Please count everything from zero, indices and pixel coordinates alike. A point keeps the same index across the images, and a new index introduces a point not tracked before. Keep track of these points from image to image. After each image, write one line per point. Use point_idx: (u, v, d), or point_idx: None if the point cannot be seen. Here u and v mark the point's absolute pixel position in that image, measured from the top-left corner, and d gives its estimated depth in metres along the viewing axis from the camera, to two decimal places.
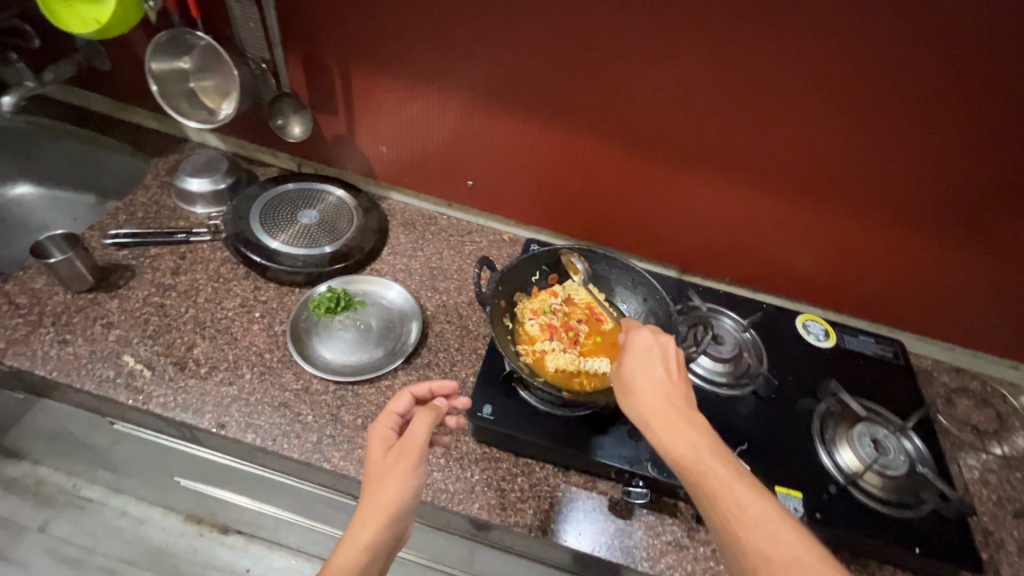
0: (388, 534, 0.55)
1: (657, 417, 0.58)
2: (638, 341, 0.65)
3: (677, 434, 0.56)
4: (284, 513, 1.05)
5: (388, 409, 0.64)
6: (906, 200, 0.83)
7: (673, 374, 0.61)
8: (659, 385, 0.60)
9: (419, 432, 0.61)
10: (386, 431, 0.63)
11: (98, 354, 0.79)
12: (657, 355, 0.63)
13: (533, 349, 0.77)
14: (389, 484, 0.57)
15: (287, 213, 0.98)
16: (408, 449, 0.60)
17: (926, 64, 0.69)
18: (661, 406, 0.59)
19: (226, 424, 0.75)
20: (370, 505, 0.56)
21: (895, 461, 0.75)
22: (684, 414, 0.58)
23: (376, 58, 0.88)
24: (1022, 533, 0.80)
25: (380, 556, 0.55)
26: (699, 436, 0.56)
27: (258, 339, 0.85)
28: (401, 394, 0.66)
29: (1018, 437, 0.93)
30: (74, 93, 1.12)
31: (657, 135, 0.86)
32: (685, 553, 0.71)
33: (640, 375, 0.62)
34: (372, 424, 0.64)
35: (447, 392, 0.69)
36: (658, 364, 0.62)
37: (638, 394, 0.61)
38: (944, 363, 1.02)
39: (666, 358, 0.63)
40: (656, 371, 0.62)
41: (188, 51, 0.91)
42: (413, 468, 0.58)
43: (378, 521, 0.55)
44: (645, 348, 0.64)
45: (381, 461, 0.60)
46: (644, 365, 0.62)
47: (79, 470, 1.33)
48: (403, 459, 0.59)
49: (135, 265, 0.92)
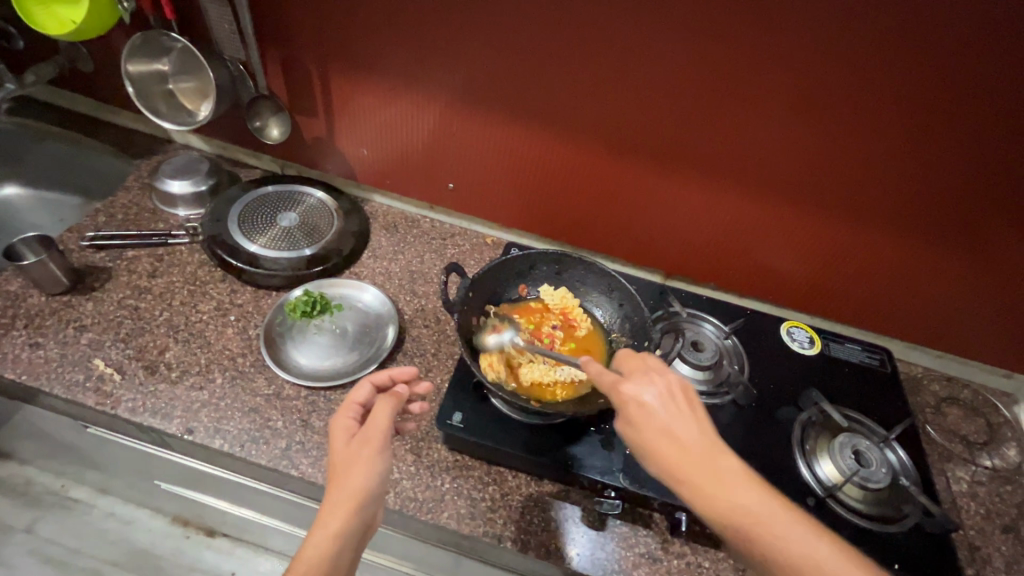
0: (358, 522, 0.55)
1: (692, 485, 0.51)
2: (633, 397, 0.56)
3: (721, 500, 0.50)
4: (264, 518, 1.04)
5: (348, 400, 0.63)
6: (894, 209, 0.81)
7: (683, 422, 0.54)
8: (677, 445, 0.53)
9: (381, 419, 0.60)
10: (347, 421, 0.61)
11: (69, 358, 0.79)
12: (658, 405, 0.56)
13: (511, 365, 0.75)
14: (354, 473, 0.56)
15: (266, 215, 0.98)
16: (371, 437, 0.59)
17: (908, 67, 0.67)
18: (691, 467, 0.51)
19: (195, 429, 0.74)
20: (335, 495, 0.55)
21: (876, 473, 0.73)
22: (719, 468, 0.51)
23: (353, 60, 0.88)
24: (1009, 549, 0.78)
25: (350, 544, 0.54)
26: (744, 492, 0.50)
27: (231, 343, 0.84)
28: (361, 385, 0.64)
29: (1010, 448, 0.90)
30: (58, 94, 1.12)
31: (636, 137, 0.85)
32: (658, 566, 0.70)
33: (653, 437, 0.54)
34: (332, 418, 0.62)
35: (407, 378, 0.68)
36: (665, 416, 0.55)
37: (661, 460, 0.53)
38: (935, 372, 1.00)
39: (671, 405, 0.56)
40: (666, 425, 0.54)
41: (165, 53, 0.90)
42: (376, 455, 0.58)
43: (345, 511, 0.54)
44: (643, 401, 0.56)
45: (345, 452, 0.59)
46: (651, 424, 0.54)
47: (65, 471, 1.32)
48: (367, 447, 0.58)
49: (112, 268, 0.91)
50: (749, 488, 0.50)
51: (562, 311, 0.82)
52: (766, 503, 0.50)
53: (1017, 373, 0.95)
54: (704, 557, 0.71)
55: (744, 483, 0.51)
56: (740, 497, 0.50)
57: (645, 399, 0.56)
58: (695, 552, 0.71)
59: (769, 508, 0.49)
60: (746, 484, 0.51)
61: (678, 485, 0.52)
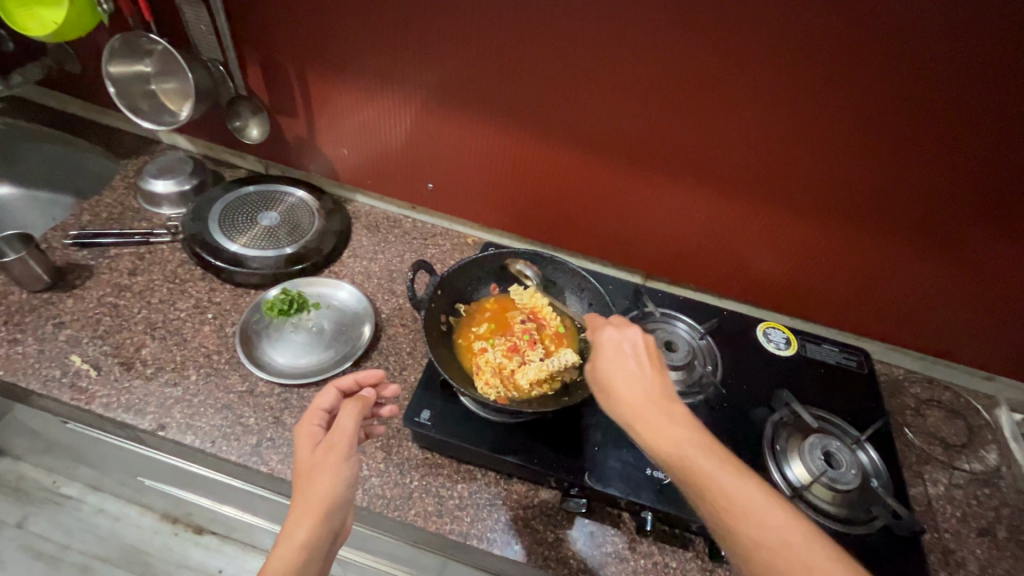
0: (325, 529, 0.54)
1: (639, 418, 0.55)
2: (607, 340, 0.61)
3: (661, 434, 0.53)
4: (246, 515, 1.05)
5: (312, 406, 0.63)
6: (869, 212, 0.81)
7: (648, 368, 0.58)
8: (635, 383, 0.57)
9: (347, 424, 0.60)
10: (312, 428, 0.61)
11: (47, 354, 0.80)
12: (628, 351, 0.60)
13: (506, 380, 0.73)
14: (319, 481, 0.56)
15: (247, 215, 0.98)
16: (336, 442, 0.58)
17: (873, 70, 0.67)
18: (643, 405, 0.55)
19: (167, 425, 0.75)
20: (302, 504, 0.55)
21: (846, 475, 0.73)
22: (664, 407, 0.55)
23: (329, 62, 0.89)
24: (985, 552, 0.77)
25: (319, 553, 0.54)
26: (687, 433, 0.53)
27: (208, 340, 0.85)
28: (325, 391, 0.64)
29: (989, 451, 0.89)
30: (50, 95, 1.14)
31: (609, 138, 0.85)
32: (625, 565, 0.70)
33: (616, 373, 0.58)
34: (297, 424, 0.62)
35: (374, 381, 0.68)
36: (631, 360, 0.59)
37: (617, 394, 0.57)
38: (916, 374, 0.99)
39: (641, 353, 0.60)
40: (630, 367, 0.58)
41: (146, 54, 0.91)
42: (343, 460, 0.58)
43: (312, 520, 0.54)
44: (616, 344, 0.61)
45: (310, 459, 0.58)
46: (617, 363, 0.59)
47: (57, 467, 1.32)
48: (333, 452, 0.58)
49: (93, 265, 0.92)
50: (692, 431, 0.53)
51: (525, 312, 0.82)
52: (706, 446, 0.52)
53: (998, 375, 0.95)
54: (671, 556, 0.71)
55: (690, 427, 0.54)
56: (682, 437, 0.53)
57: (619, 344, 0.61)
58: (663, 552, 0.71)
59: (707, 450, 0.52)
60: (691, 427, 0.54)
61: (627, 417, 0.56)
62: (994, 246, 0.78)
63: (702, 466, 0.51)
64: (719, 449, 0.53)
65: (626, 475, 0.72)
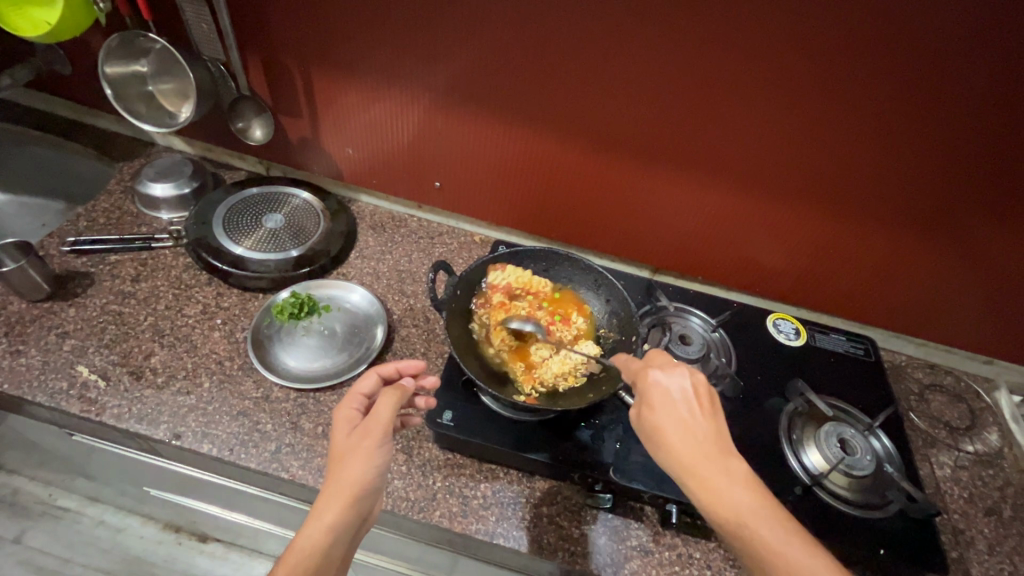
0: (353, 513, 0.54)
1: (698, 479, 0.51)
2: (654, 383, 0.58)
3: (719, 495, 0.50)
4: (257, 521, 1.03)
5: (353, 390, 0.63)
6: (877, 206, 0.82)
7: (702, 417, 0.55)
8: (690, 436, 0.53)
9: (384, 411, 0.59)
10: (350, 412, 0.60)
11: (52, 365, 0.78)
12: (678, 397, 0.56)
13: (529, 366, 0.75)
14: (353, 465, 0.55)
15: (251, 218, 0.97)
16: (372, 428, 0.58)
17: (886, 60, 0.67)
18: (699, 462, 0.52)
19: (182, 434, 0.74)
20: (332, 487, 0.54)
21: (861, 461, 0.75)
22: (724, 465, 0.52)
23: (334, 60, 0.87)
24: (992, 532, 0.80)
25: (344, 536, 0.53)
26: (745, 494, 0.50)
27: (218, 346, 0.84)
28: (367, 375, 0.64)
29: (991, 433, 0.92)
30: (37, 98, 1.10)
31: (620, 131, 0.84)
32: (650, 559, 0.70)
33: (666, 424, 0.54)
34: (337, 406, 0.62)
35: (415, 371, 0.67)
36: (684, 408, 0.55)
37: (670, 449, 0.53)
38: (918, 360, 1.02)
39: (693, 398, 0.56)
40: (684, 417, 0.55)
41: (143, 54, 0.89)
42: (377, 447, 0.57)
43: (341, 503, 0.53)
44: (663, 390, 0.57)
45: (345, 442, 0.58)
46: (664, 411, 0.55)
47: (54, 478, 1.28)
48: (367, 439, 0.57)
49: (94, 273, 0.90)
50: (752, 495, 0.50)
51: (540, 293, 0.83)
52: (766, 511, 0.49)
53: (997, 359, 0.97)
54: (695, 548, 0.72)
55: (750, 489, 0.51)
56: (744, 501, 0.50)
57: (667, 387, 0.57)
58: (686, 543, 0.72)
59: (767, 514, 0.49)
60: (750, 488, 0.51)
61: (684, 476, 0.52)
62: (998, 232, 0.80)
63: (762, 536, 0.48)
64: (777, 510, 0.50)
65: (649, 469, 0.72)
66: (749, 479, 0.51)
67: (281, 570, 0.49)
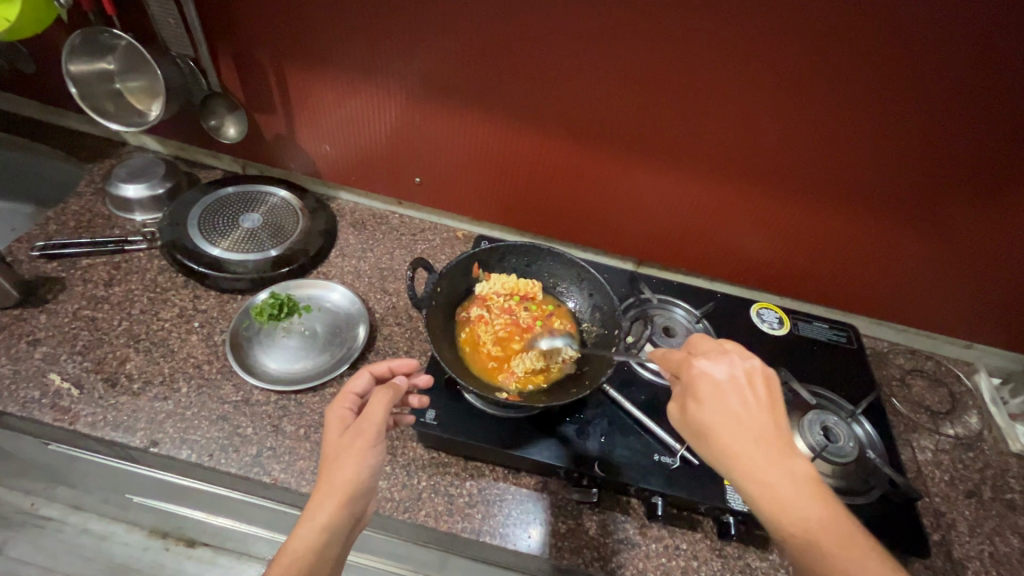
0: (346, 514, 0.53)
1: (748, 472, 0.50)
2: (701, 374, 0.56)
3: (771, 489, 0.48)
4: (243, 525, 1.01)
5: (345, 389, 0.61)
6: (865, 193, 0.82)
7: (754, 407, 0.54)
8: (740, 428, 0.52)
9: (378, 411, 0.57)
10: (342, 411, 0.59)
11: (22, 374, 0.76)
12: (728, 386, 0.55)
13: (502, 366, 0.75)
14: (346, 465, 0.54)
15: (228, 218, 0.95)
16: (365, 428, 0.56)
17: (867, 47, 0.67)
18: (750, 455, 0.50)
19: (160, 441, 0.72)
20: (325, 487, 0.53)
21: (844, 448, 0.76)
22: (776, 457, 0.50)
23: (308, 55, 0.85)
24: (973, 513, 0.81)
25: (339, 536, 0.52)
26: (799, 490, 0.48)
27: (196, 350, 0.82)
28: (359, 374, 0.63)
29: (971, 416, 0.94)
30: (3, 98, 1.07)
31: (601, 122, 0.83)
32: (637, 551, 0.70)
33: (714, 415, 0.53)
34: (328, 406, 0.60)
35: (407, 369, 0.67)
36: (734, 398, 0.54)
37: (717, 441, 0.52)
38: (899, 346, 1.03)
39: (743, 388, 0.55)
40: (734, 409, 0.53)
41: (109, 51, 0.86)
42: (370, 447, 0.55)
43: (334, 503, 0.52)
44: (711, 381, 0.56)
45: (337, 442, 0.56)
46: (714, 401, 0.54)
47: (33, 487, 1.25)
48: (361, 438, 0.56)
49: (65, 277, 0.88)
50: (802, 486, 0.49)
51: (527, 295, 0.82)
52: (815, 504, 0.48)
53: (976, 343, 0.99)
54: (681, 539, 0.72)
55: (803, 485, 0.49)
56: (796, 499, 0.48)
57: (714, 377, 0.56)
58: (673, 535, 0.72)
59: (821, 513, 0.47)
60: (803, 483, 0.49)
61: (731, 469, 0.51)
62: (978, 219, 0.80)
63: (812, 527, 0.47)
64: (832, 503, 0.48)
65: (635, 462, 0.72)
66: (804, 475, 0.50)
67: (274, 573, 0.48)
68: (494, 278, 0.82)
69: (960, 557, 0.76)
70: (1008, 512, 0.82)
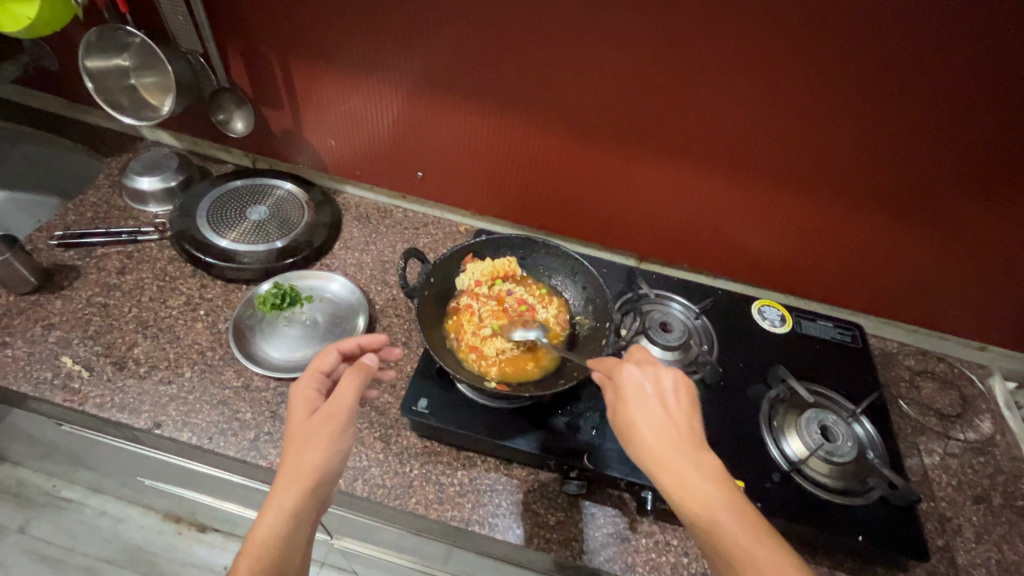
0: (314, 499, 0.53)
1: (666, 470, 0.51)
2: (629, 377, 0.58)
3: (688, 489, 0.49)
4: (248, 511, 1.03)
5: (311, 367, 0.62)
6: (866, 190, 0.80)
7: (676, 411, 0.55)
8: (662, 432, 0.53)
9: (347, 396, 0.58)
10: (310, 391, 0.60)
11: (36, 356, 0.79)
12: (651, 389, 0.57)
13: (486, 357, 0.75)
14: (314, 450, 0.54)
15: (236, 209, 0.98)
16: (334, 412, 0.57)
17: (864, 40, 0.65)
18: (669, 455, 0.52)
19: (163, 423, 0.74)
20: (291, 472, 0.53)
21: (842, 447, 0.74)
22: (694, 457, 0.51)
23: (311, 51, 0.87)
24: (981, 519, 0.78)
25: (307, 521, 0.52)
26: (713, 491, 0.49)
27: (201, 337, 0.85)
28: (326, 352, 0.64)
29: (983, 420, 0.90)
30: (30, 95, 1.12)
31: (597, 115, 0.83)
32: (627, 546, 0.70)
33: (641, 419, 0.54)
34: (294, 383, 0.61)
35: (375, 346, 0.69)
36: (656, 403, 0.55)
37: (643, 444, 0.53)
38: (910, 347, 1.00)
39: (663, 392, 0.56)
40: (656, 411, 0.55)
41: (124, 48, 0.89)
42: (339, 431, 0.56)
43: (300, 488, 0.52)
44: (637, 383, 0.57)
45: (304, 425, 0.57)
46: (642, 405, 0.55)
47: (56, 469, 1.30)
48: (330, 422, 0.56)
49: (81, 265, 0.91)
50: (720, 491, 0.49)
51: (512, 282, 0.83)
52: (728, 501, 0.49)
53: (991, 345, 0.96)
54: (673, 535, 0.71)
55: (715, 480, 0.50)
56: (709, 494, 0.49)
57: (641, 382, 0.57)
58: (663, 531, 0.72)
59: (731, 507, 0.48)
60: (716, 480, 0.50)
61: (651, 470, 0.52)
62: (987, 217, 0.78)
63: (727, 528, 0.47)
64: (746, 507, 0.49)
65: (625, 456, 0.72)
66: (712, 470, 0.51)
67: (242, 567, 0.48)
68: (473, 267, 0.82)
69: (964, 563, 0.73)
70: (1019, 519, 0.79)
